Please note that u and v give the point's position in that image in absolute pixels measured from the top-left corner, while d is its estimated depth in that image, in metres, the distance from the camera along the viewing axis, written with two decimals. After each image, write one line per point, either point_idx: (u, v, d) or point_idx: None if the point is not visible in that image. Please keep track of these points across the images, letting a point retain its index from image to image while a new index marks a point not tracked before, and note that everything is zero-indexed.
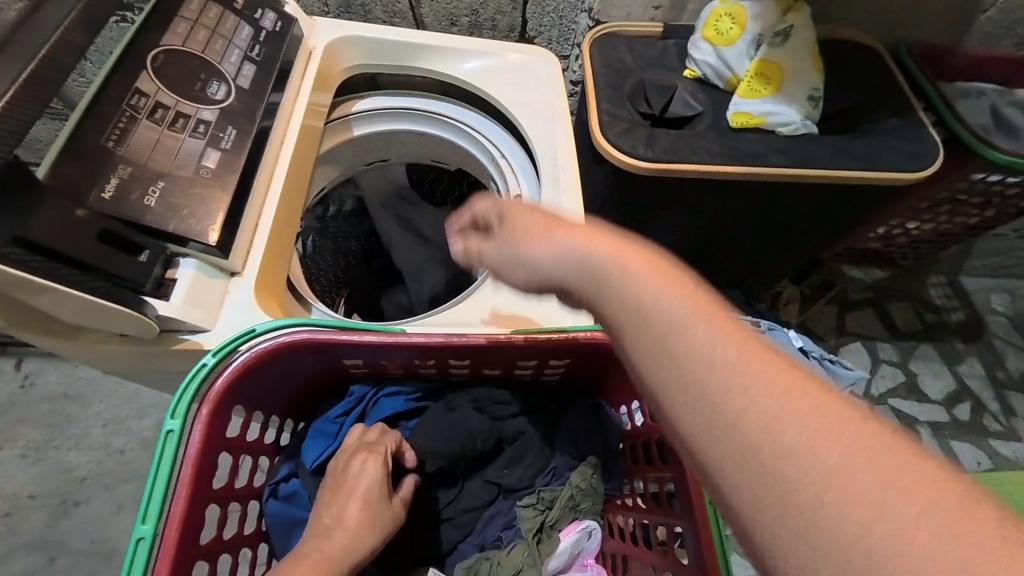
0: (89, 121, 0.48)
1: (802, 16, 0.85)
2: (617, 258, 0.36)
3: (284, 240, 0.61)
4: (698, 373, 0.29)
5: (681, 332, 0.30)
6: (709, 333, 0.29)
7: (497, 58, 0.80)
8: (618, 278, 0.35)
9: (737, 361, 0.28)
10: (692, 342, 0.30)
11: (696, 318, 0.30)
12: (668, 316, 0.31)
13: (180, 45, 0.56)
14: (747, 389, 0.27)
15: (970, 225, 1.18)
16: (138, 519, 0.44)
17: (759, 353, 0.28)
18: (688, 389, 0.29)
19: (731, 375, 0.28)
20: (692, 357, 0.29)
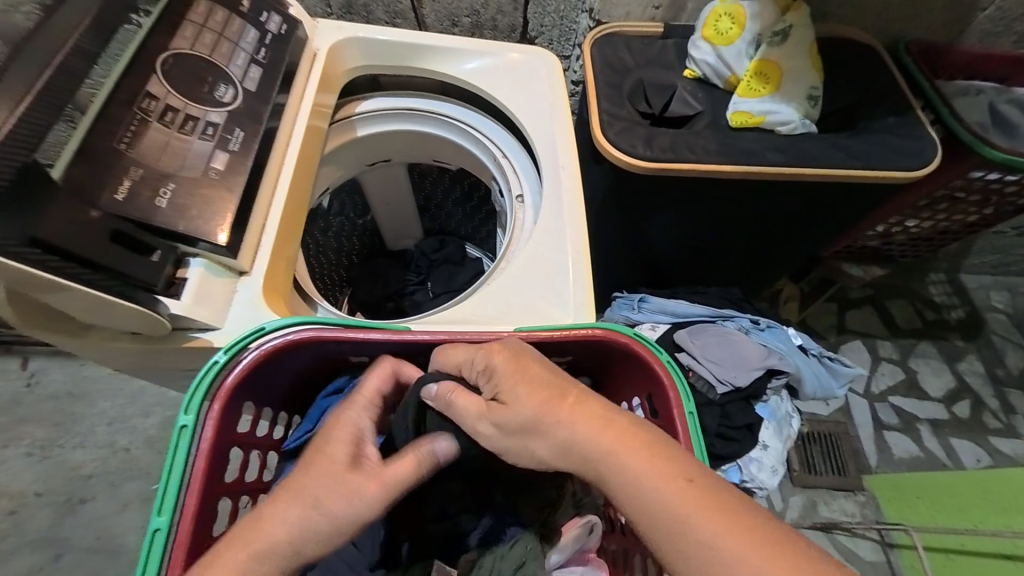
0: (100, 123, 0.49)
1: (801, 16, 0.86)
2: (575, 416, 0.43)
3: (291, 239, 0.62)
4: (670, 525, 0.36)
5: (642, 485, 0.38)
6: (652, 487, 0.37)
7: (498, 58, 0.81)
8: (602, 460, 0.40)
9: (678, 504, 0.36)
10: (649, 493, 0.37)
11: (650, 474, 0.38)
12: (631, 471, 0.39)
13: (187, 48, 0.57)
14: (702, 539, 0.34)
15: (969, 223, 1.18)
16: (153, 512, 0.45)
17: (700, 488, 0.37)
18: (657, 532, 0.37)
19: (686, 518, 0.35)
20: (655, 509, 0.37)
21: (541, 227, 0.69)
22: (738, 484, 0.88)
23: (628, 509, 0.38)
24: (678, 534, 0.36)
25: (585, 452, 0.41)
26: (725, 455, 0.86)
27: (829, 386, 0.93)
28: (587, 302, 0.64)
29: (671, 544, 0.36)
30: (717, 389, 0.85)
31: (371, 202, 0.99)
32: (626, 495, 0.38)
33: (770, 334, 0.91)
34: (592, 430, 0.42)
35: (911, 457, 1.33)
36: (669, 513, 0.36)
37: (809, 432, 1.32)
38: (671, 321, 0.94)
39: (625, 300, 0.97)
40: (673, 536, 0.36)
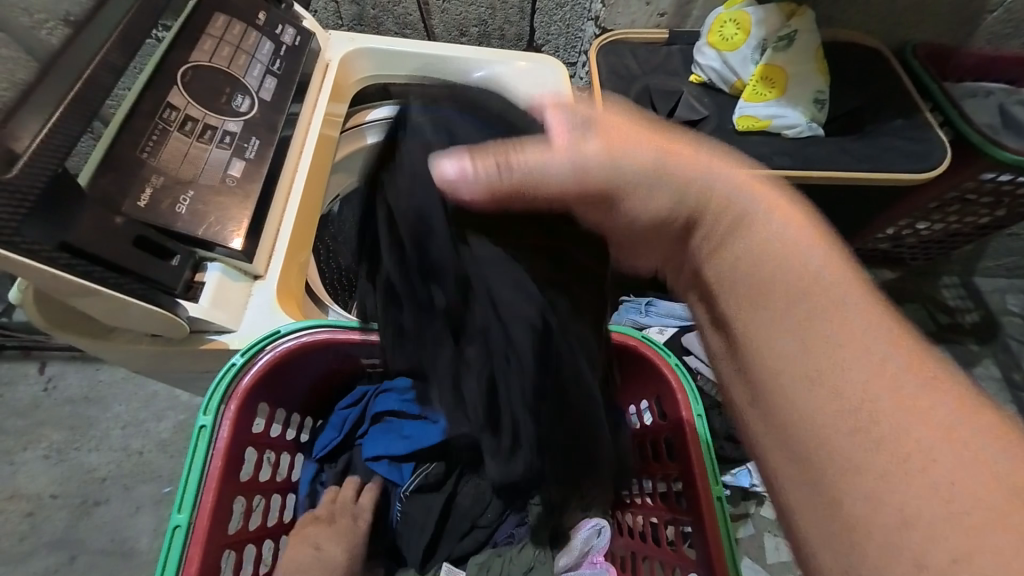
0: (123, 135, 0.51)
1: (805, 21, 0.87)
2: (747, 207, 0.39)
3: (303, 244, 0.63)
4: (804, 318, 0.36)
5: (807, 308, 0.36)
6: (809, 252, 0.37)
7: (505, 66, 0.82)
8: (763, 242, 0.38)
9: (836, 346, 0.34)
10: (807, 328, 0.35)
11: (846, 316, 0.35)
12: (777, 269, 0.37)
13: (206, 61, 0.59)
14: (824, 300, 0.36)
15: (981, 225, 1.17)
16: (173, 509, 0.46)
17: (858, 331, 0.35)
18: (782, 342, 0.36)
19: (838, 342, 0.34)
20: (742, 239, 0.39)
21: None
22: (748, 488, 0.88)
23: (734, 306, 0.39)
24: (821, 374, 0.34)
25: (714, 230, 0.40)
26: (734, 460, 0.86)
27: None
28: None
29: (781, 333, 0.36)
30: None
31: None
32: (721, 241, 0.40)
33: None
34: (766, 206, 0.39)
35: None
36: (815, 335, 0.35)
37: None
38: (679, 325, 0.94)
39: (633, 304, 0.97)
40: (806, 370, 0.35)
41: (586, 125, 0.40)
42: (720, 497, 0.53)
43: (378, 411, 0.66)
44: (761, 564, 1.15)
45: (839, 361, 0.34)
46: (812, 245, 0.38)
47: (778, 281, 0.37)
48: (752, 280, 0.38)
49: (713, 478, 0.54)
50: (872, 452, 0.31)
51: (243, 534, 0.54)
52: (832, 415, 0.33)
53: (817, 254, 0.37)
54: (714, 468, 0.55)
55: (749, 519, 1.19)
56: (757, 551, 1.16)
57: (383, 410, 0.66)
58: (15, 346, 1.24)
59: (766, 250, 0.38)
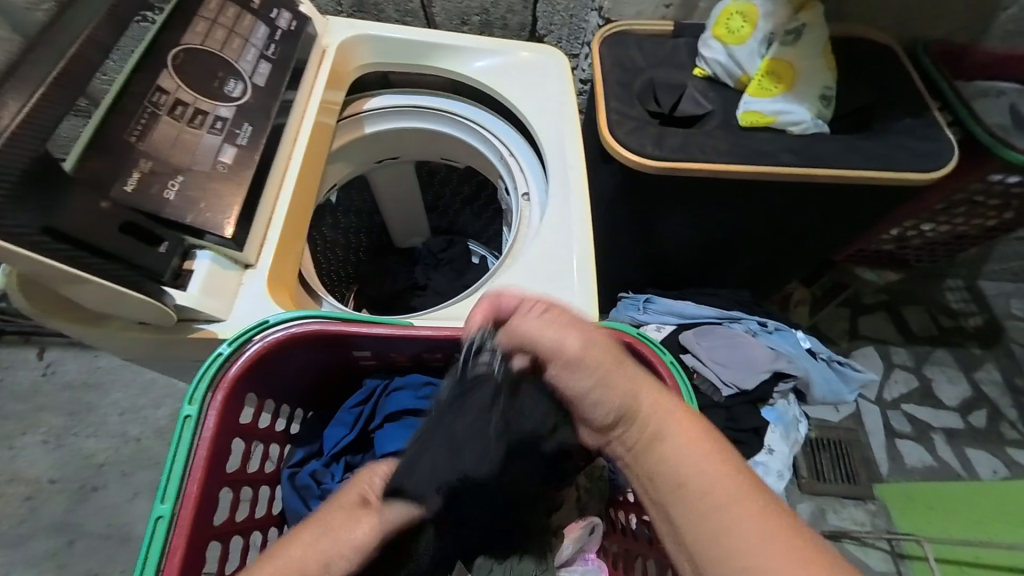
0: (112, 117, 0.50)
1: (815, 14, 0.84)
2: (657, 408, 0.45)
3: (296, 234, 0.62)
4: (696, 490, 0.39)
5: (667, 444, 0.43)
6: (687, 449, 0.41)
7: (506, 56, 0.81)
8: (672, 431, 0.43)
9: (706, 491, 0.39)
10: (699, 482, 0.39)
11: (704, 463, 0.40)
12: (678, 456, 0.41)
13: (199, 44, 0.58)
14: (698, 465, 0.40)
15: (988, 227, 1.15)
16: (157, 499, 0.46)
17: (716, 469, 0.40)
18: (691, 525, 0.38)
19: (738, 508, 0.37)
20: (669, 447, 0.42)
21: (546, 225, 0.69)
22: None
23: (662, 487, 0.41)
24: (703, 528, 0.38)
25: (630, 431, 0.45)
26: None
27: (839, 391, 0.91)
28: (592, 301, 0.63)
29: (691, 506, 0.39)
30: (723, 392, 0.83)
31: (378, 199, 1.00)
32: (639, 439, 0.44)
33: (779, 337, 0.90)
34: (671, 413, 0.45)
35: (924, 467, 1.29)
36: (701, 488, 0.39)
37: (819, 438, 1.29)
38: (678, 322, 0.93)
39: (631, 300, 0.96)
40: (677, 486, 0.40)
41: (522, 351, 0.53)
42: None
43: (390, 411, 0.65)
44: None
45: (726, 520, 0.37)
46: (687, 433, 0.43)
47: (681, 464, 0.41)
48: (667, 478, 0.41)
49: None
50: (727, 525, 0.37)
51: (231, 527, 0.54)
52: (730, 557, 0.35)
53: (695, 440, 0.42)
54: None
55: None
56: None
57: (397, 408, 0.65)
58: (14, 331, 1.24)
59: (656, 435, 0.43)
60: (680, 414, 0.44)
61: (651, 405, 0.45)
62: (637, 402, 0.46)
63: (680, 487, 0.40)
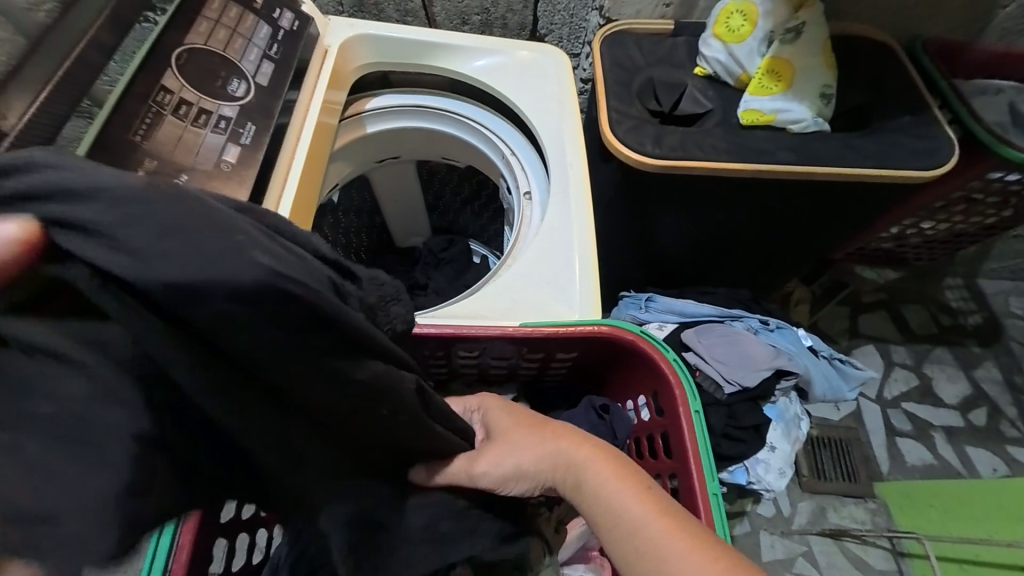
0: (117, 115, 0.50)
1: (814, 13, 0.85)
2: (567, 449, 0.47)
3: (299, 233, 0.62)
4: (626, 532, 0.41)
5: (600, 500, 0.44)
6: (615, 488, 0.43)
7: (506, 55, 0.81)
8: (592, 476, 0.45)
9: (640, 526, 0.40)
10: (628, 521, 0.41)
11: (624, 497, 0.42)
12: (609, 494, 0.43)
13: (202, 43, 0.58)
14: (620, 502, 0.42)
15: (987, 225, 1.15)
16: None
17: (640, 501, 0.42)
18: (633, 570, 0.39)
19: (657, 539, 0.39)
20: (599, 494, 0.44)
21: (548, 223, 0.69)
22: (745, 486, 0.86)
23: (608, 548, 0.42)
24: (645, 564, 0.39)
25: (563, 481, 0.47)
26: (731, 457, 0.85)
27: (839, 388, 0.92)
28: (594, 299, 0.63)
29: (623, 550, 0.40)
30: (724, 389, 0.84)
31: (378, 198, 1.00)
32: (576, 484, 0.46)
33: (779, 335, 0.90)
34: (588, 454, 0.46)
35: (924, 465, 1.30)
36: (637, 525, 0.41)
37: (819, 436, 1.30)
38: (678, 320, 0.94)
39: (632, 299, 0.96)
40: (611, 535, 0.42)
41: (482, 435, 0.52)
42: (716, 492, 0.53)
43: None
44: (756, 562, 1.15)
45: (655, 551, 0.39)
46: (609, 466, 0.45)
47: (608, 507, 0.43)
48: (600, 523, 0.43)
49: (709, 474, 0.53)
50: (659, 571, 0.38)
51: None
52: None
53: (612, 470, 0.45)
54: (710, 464, 0.55)
55: (745, 517, 1.19)
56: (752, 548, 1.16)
57: None
58: None
59: (577, 482, 0.46)
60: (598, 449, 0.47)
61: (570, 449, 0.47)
62: (550, 454, 0.48)
63: (614, 532, 0.42)
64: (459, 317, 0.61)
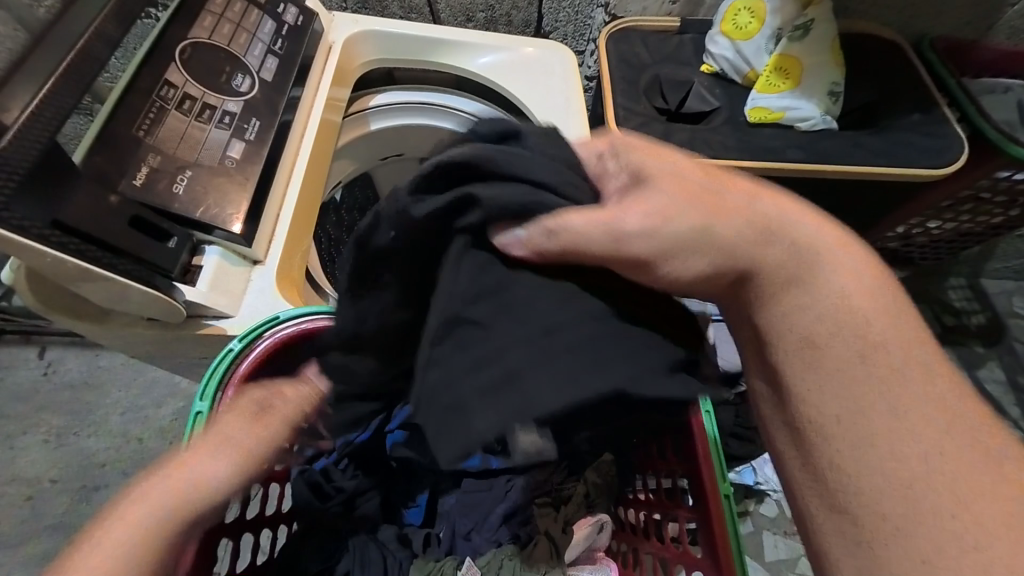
0: (120, 111, 0.49)
1: (822, 10, 0.84)
2: (822, 261, 0.39)
3: (304, 231, 0.62)
4: (861, 354, 0.37)
5: (849, 307, 0.38)
6: (881, 321, 0.38)
7: (512, 52, 0.81)
8: (840, 295, 0.39)
9: (871, 382, 0.36)
10: (881, 349, 0.37)
11: (876, 325, 0.38)
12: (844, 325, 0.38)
13: (206, 38, 0.57)
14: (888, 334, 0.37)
15: (994, 225, 1.14)
16: None
17: (893, 368, 0.37)
18: (843, 415, 0.36)
19: (913, 406, 0.36)
20: (863, 320, 0.38)
21: None
22: (752, 485, 0.87)
23: (792, 365, 0.38)
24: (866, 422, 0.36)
25: (777, 277, 0.39)
26: (738, 457, 0.84)
27: None
28: None
29: (836, 374, 0.37)
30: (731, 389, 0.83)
31: (382, 196, 1.00)
32: (793, 305, 0.39)
33: None
34: (854, 269, 0.40)
35: None
36: (878, 382, 0.36)
37: None
38: None
39: None
40: (857, 351, 0.37)
41: (634, 179, 0.40)
42: (728, 494, 0.53)
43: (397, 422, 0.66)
44: (760, 563, 1.14)
45: (908, 420, 0.35)
46: (886, 303, 0.39)
47: (838, 338, 0.38)
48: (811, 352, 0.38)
49: (720, 475, 0.53)
50: (906, 422, 0.35)
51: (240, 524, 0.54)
52: (883, 443, 0.35)
53: (892, 306, 0.39)
54: (722, 465, 0.54)
55: (748, 517, 1.19)
56: (755, 549, 1.15)
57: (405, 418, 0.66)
58: (15, 330, 1.23)
59: (841, 322, 0.38)
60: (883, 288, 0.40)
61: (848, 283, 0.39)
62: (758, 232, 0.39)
63: (851, 367, 0.37)
64: None
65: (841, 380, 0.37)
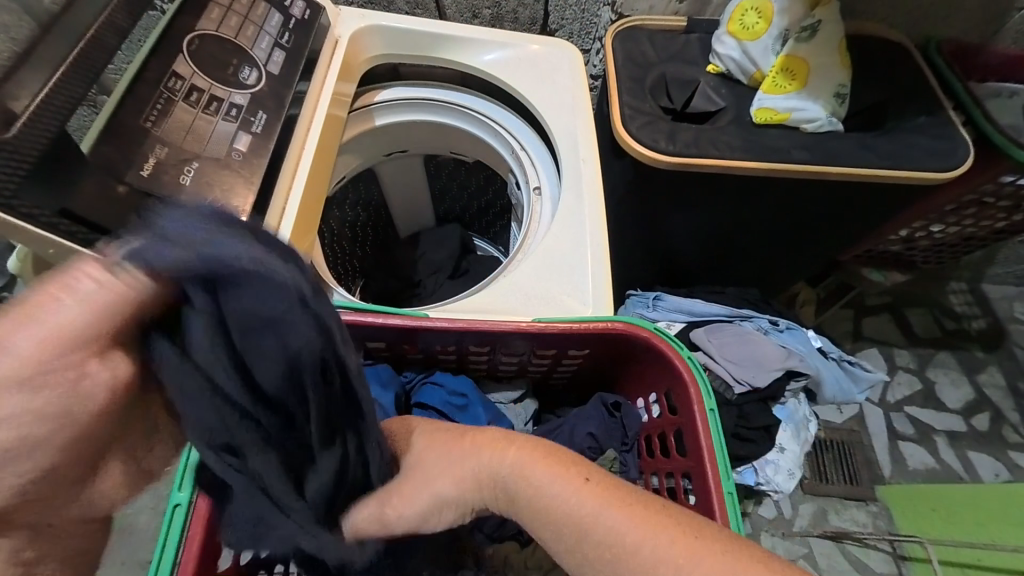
0: (128, 102, 0.49)
1: (830, 12, 0.84)
2: (518, 465, 0.45)
3: (310, 225, 0.62)
4: (577, 528, 0.40)
5: (547, 503, 0.42)
6: (554, 486, 0.42)
7: (519, 49, 0.80)
8: (529, 478, 0.44)
9: (588, 509, 0.40)
10: (577, 520, 0.40)
11: (574, 502, 0.41)
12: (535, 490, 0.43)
13: (213, 30, 0.57)
14: (560, 502, 0.42)
15: (997, 229, 1.14)
16: (174, 489, 0.47)
17: (564, 463, 0.44)
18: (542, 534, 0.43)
19: (621, 544, 0.38)
20: (549, 508, 0.42)
21: (559, 219, 0.68)
22: (753, 486, 0.86)
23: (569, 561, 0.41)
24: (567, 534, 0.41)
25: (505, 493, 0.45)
26: (739, 457, 0.84)
27: (848, 391, 0.91)
28: (606, 295, 0.63)
29: (589, 562, 0.39)
30: (734, 389, 0.83)
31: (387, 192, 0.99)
32: (533, 506, 0.43)
33: (789, 335, 0.90)
34: (523, 462, 0.45)
35: (927, 469, 1.30)
36: (538, 503, 0.43)
37: (823, 439, 1.29)
38: (687, 319, 0.93)
39: (640, 298, 0.96)
40: (561, 534, 0.41)
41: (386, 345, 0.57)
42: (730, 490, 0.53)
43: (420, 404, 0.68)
44: None
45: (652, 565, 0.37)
46: (552, 474, 0.43)
47: (562, 507, 0.41)
48: (568, 532, 0.41)
49: (723, 473, 0.53)
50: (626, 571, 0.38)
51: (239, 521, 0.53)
52: None
53: (553, 475, 0.43)
54: (724, 464, 0.54)
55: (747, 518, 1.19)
56: None
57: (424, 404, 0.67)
58: None
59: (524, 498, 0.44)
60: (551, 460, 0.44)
61: (517, 462, 0.45)
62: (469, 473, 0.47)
63: (579, 545, 0.40)
64: (470, 311, 0.61)
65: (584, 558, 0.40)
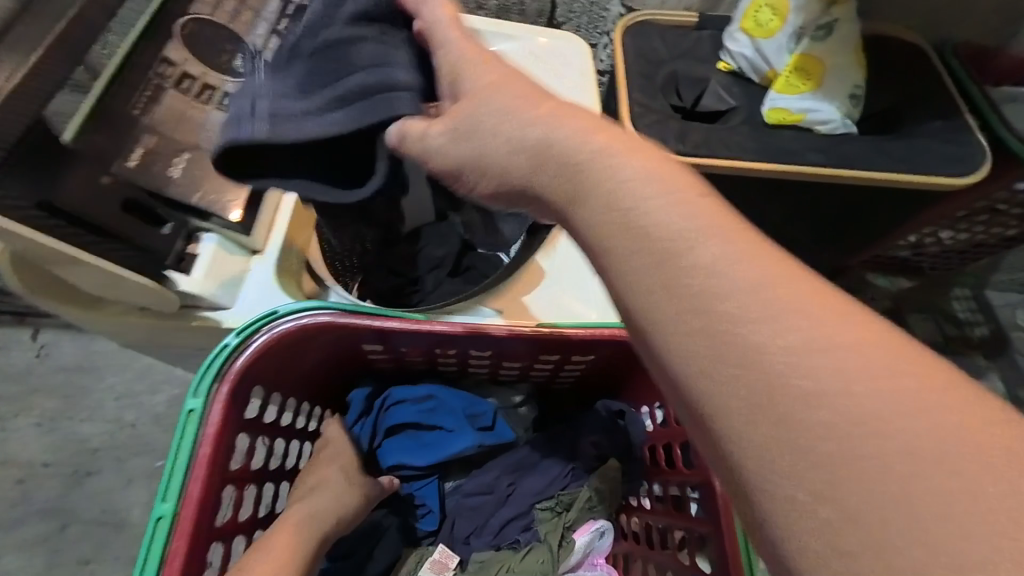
0: (115, 89, 0.47)
1: (847, 9, 0.81)
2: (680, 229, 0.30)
3: (307, 224, 0.60)
4: (769, 335, 0.26)
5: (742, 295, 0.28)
6: (746, 276, 0.28)
7: (526, 42, 0.78)
8: (705, 243, 0.29)
9: (813, 337, 0.26)
10: (769, 328, 0.27)
11: (781, 304, 0.27)
12: (744, 299, 0.27)
13: (208, 13, 0.54)
14: (772, 311, 0.27)
15: (1008, 238, 1.12)
16: (158, 499, 0.45)
17: (857, 338, 0.26)
18: (687, 343, 0.28)
19: (854, 385, 0.25)
20: (735, 292, 0.28)
21: None
22: None
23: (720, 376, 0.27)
24: (745, 356, 0.26)
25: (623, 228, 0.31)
26: None
27: None
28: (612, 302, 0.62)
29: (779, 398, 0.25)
30: None
31: None
32: (689, 276, 0.29)
33: None
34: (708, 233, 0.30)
35: None
36: (731, 316, 0.27)
37: None
38: None
39: None
40: (767, 359, 0.26)
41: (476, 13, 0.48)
42: None
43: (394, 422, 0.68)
44: None
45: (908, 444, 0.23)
46: (771, 275, 0.28)
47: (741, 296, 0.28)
48: (717, 318, 0.27)
49: None
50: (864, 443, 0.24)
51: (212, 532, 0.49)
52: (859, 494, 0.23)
53: (784, 281, 0.28)
54: None
55: None
56: None
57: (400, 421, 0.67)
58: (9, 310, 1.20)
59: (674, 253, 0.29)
60: (775, 271, 0.29)
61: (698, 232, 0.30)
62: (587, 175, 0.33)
63: (763, 378, 0.26)
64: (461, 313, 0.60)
65: (759, 397, 0.26)
